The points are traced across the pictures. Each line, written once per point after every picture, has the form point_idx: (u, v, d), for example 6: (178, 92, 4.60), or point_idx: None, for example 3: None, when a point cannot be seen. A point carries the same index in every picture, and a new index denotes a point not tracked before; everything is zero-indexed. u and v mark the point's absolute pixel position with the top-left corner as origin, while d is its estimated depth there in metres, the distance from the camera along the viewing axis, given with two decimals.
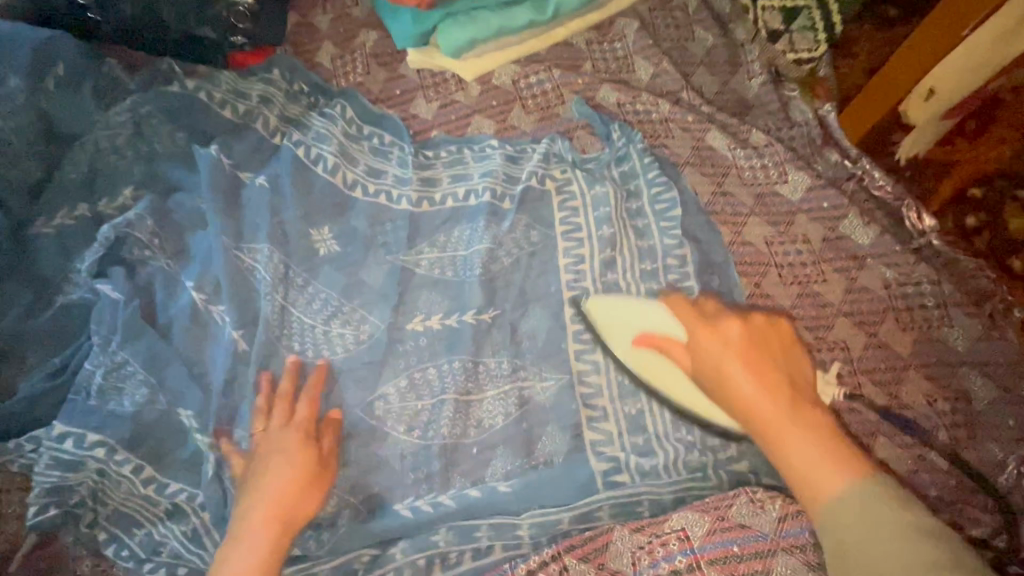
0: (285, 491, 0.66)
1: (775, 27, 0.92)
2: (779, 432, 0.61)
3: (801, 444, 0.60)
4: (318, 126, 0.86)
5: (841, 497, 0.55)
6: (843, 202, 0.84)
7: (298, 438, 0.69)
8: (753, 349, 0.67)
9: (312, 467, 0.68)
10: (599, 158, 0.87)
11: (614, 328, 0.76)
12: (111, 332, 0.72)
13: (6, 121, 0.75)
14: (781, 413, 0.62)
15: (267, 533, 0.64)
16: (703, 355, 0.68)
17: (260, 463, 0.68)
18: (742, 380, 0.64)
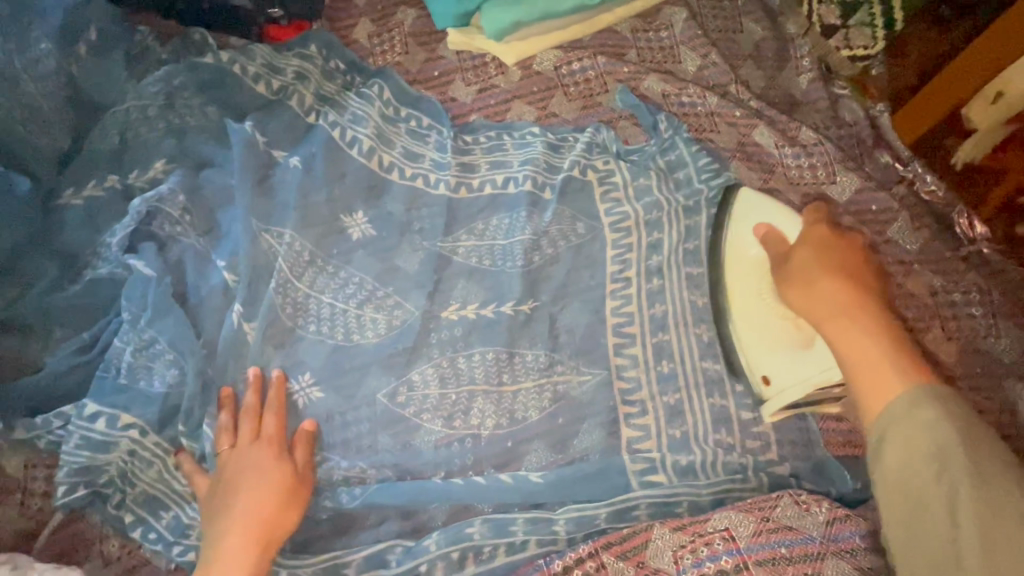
0: (261, 512, 0.62)
1: (831, 22, 0.88)
2: (850, 325, 0.61)
3: (873, 344, 0.58)
4: (355, 106, 0.83)
5: (904, 412, 0.52)
6: (892, 205, 0.82)
7: (269, 453, 0.65)
8: (856, 260, 0.68)
9: (287, 483, 0.64)
10: (643, 150, 0.85)
11: (746, 210, 0.79)
12: (143, 308, 0.70)
13: (33, 84, 0.71)
14: (864, 325, 0.60)
15: (246, 560, 0.60)
16: (801, 251, 0.69)
17: (227, 488, 0.64)
18: (831, 287, 0.64)
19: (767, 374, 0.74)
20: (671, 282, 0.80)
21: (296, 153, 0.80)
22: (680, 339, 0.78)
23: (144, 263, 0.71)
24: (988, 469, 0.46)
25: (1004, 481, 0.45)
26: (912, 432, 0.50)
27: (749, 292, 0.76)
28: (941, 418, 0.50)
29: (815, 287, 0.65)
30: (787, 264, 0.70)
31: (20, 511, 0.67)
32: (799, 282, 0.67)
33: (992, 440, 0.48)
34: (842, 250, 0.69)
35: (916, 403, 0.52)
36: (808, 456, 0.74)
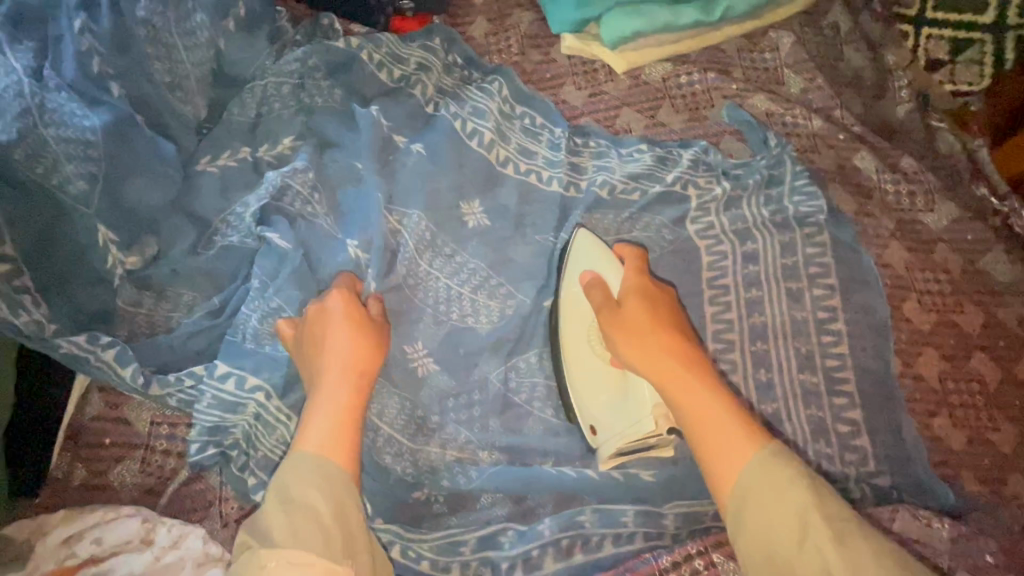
0: (350, 344, 0.64)
1: (937, 57, 0.95)
2: (684, 385, 0.62)
3: (708, 402, 0.60)
4: (476, 99, 0.84)
5: (758, 480, 0.54)
6: (988, 236, 0.86)
7: (348, 301, 0.67)
8: (677, 316, 0.70)
9: (361, 328, 0.65)
10: (749, 164, 0.87)
11: (582, 252, 0.75)
12: (272, 277, 0.71)
13: (187, 53, 0.74)
14: (691, 381, 0.62)
15: (339, 396, 0.61)
16: (629, 304, 0.69)
17: (306, 342, 0.65)
18: (660, 344, 0.65)
19: (594, 424, 0.71)
20: (771, 293, 0.82)
21: (419, 139, 0.80)
22: (779, 349, 0.79)
23: (279, 235, 0.71)
24: (841, 526, 0.50)
25: (855, 536, 0.49)
26: (773, 502, 0.52)
27: (582, 339, 0.73)
28: (789, 477, 0.53)
29: (648, 346, 0.65)
30: (618, 313, 0.69)
31: (141, 467, 0.68)
32: (631, 335, 0.66)
33: (832, 495, 0.53)
34: (669, 307, 0.70)
35: (765, 466, 0.55)
36: (907, 472, 0.74)
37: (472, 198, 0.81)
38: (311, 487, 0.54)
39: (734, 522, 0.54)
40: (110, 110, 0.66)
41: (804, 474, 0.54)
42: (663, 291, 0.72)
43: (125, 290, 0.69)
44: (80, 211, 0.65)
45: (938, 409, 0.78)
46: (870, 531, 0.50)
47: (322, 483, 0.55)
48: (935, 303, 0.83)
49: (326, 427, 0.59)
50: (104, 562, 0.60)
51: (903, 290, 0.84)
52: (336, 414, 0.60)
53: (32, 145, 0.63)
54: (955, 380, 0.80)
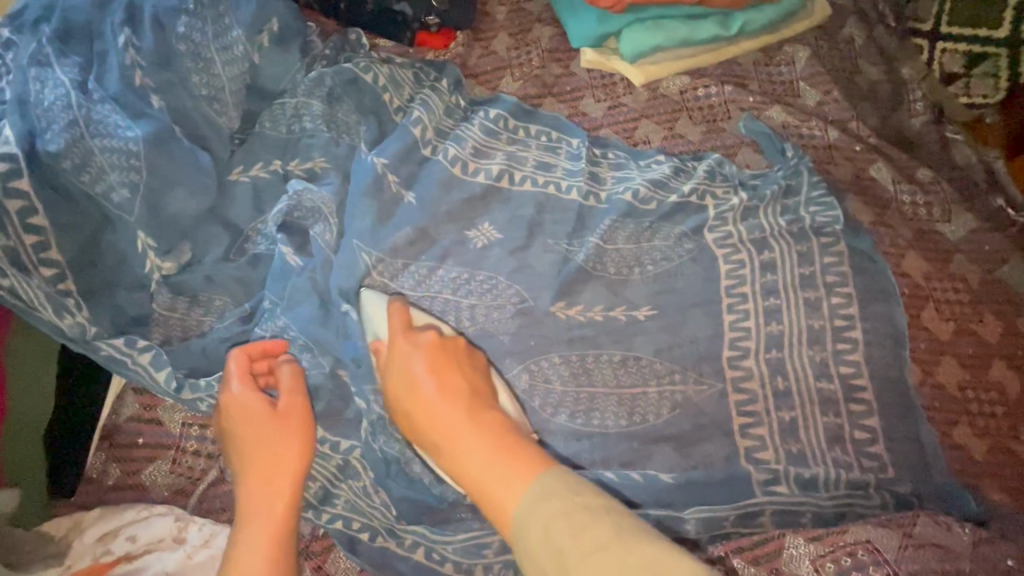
0: (269, 463, 0.62)
1: (952, 70, 0.94)
2: (464, 439, 0.55)
3: (476, 454, 0.53)
4: (474, 137, 0.87)
5: (528, 518, 0.47)
6: (1005, 246, 0.86)
7: (259, 413, 0.64)
8: (453, 356, 0.63)
9: (283, 426, 0.64)
10: (766, 176, 0.89)
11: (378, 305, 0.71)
12: (280, 298, 0.74)
13: (223, 67, 0.77)
14: (458, 430, 0.56)
15: (266, 510, 0.60)
16: (403, 351, 0.63)
17: (229, 449, 0.64)
18: (428, 399, 0.59)
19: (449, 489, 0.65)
20: (789, 302, 0.83)
21: (412, 190, 0.83)
22: (794, 357, 0.80)
23: (293, 255, 0.75)
24: (600, 553, 0.43)
25: (611, 559, 0.43)
26: (540, 544, 0.45)
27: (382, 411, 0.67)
28: (560, 510, 0.46)
29: (419, 393, 0.59)
30: (390, 375, 0.63)
31: (171, 468, 0.69)
32: (406, 399, 0.60)
33: (596, 515, 0.45)
34: (453, 349, 0.64)
35: (533, 504, 0.48)
36: (929, 479, 0.74)
37: (477, 230, 0.84)
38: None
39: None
40: (152, 122, 0.69)
41: (571, 500, 0.47)
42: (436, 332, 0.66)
43: (161, 295, 0.72)
44: (122, 220, 0.69)
45: (958, 417, 0.79)
46: (636, 541, 0.43)
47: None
48: (954, 313, 0.84)
49: (254, 542, 0.58)
50: (137, 560, 0.62)
51: (920, 299, 0.84)
52: (262, 531, 0.59)
53: (79, 156, 0.66)
54: (974, 390, 0.80)
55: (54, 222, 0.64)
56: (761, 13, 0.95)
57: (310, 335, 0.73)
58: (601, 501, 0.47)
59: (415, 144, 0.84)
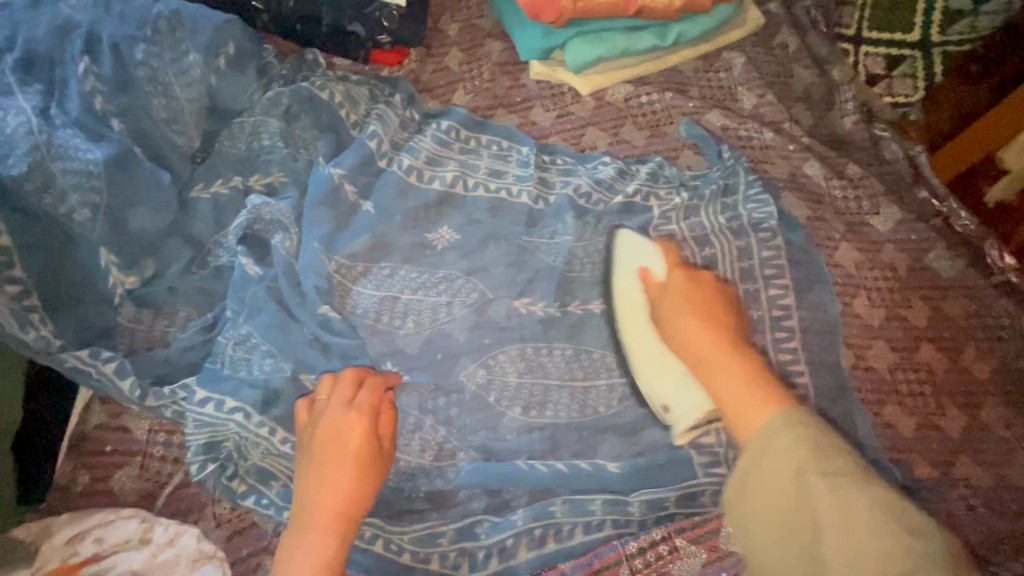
0: (346, 484, 0.67)
1: (875, 71, 0.99)
2: (721, 363, 0.68)
3: (736, 379, 0.65)
4: (429, 147, 0.92)
5: (768, 435, 0.56)
6: (930, 236, 0.91)
7: (361, 434, 0.69)
8: (719, 306, 0.77)
9: (368, 464, 0.69)
10: (706, 176, 0.94)
11: (624, 248, 0.86)
12: (241, 307, 0.77)
13: (182, 90, 0.81)
14: (717, 351, 0.69)
15: (329, 536, 0.65)
16: (671, 301, 0.78)
17: (312, 460, 0.69)
18: (690, 327, 0.73)
19: (665, 403, 0.79)
20: (730, 294, 0.87)
21: (370, 199, 0.87)
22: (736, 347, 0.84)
23: (253, 265, 0.79)
24: (839, 482, 0.50)
25: (851, 484, 0.49)
26: (777, 461, 0.53)
27: (641, 329, 0.82)
28: (794, 438, 0.54)
29: (683, 323, 0.74)
30: (661, 303, 0.78)
31: (140, 473, 0.73)
32: (675, 318, 0.75)
33: (839, 453, 0.52)
34: (719, 306, 0.77)
35: (776, 429, 0.55)
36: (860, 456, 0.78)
37: (434, 233, 0.88)
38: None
39: (739, 475, 0.56)
40: (112, 145, 0.74)
41: (807, 434, 0.54)
42: (702, 279, 0.80)
43: (126, 308, 0.76)
44: (86, 237, 0.72)
45: (888, 397, 0.84)
46: (869, 481, 0.50)
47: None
48: (884, 299, 0.89)
49: (310, 560, 0.63)
50: (105, 560, 0.65)
51: (852, 287, 0.90)
52: (321, 554, 0.64)
53: (41, 179, 0.70)
54: (903, 371, 0.85)
55: (19, 243, 0.69)
56: (696, 23, 0.99)
57: (270, 341, 0.76)
58: (853, 452, 0.53)
59: (371, 156, 0.88)
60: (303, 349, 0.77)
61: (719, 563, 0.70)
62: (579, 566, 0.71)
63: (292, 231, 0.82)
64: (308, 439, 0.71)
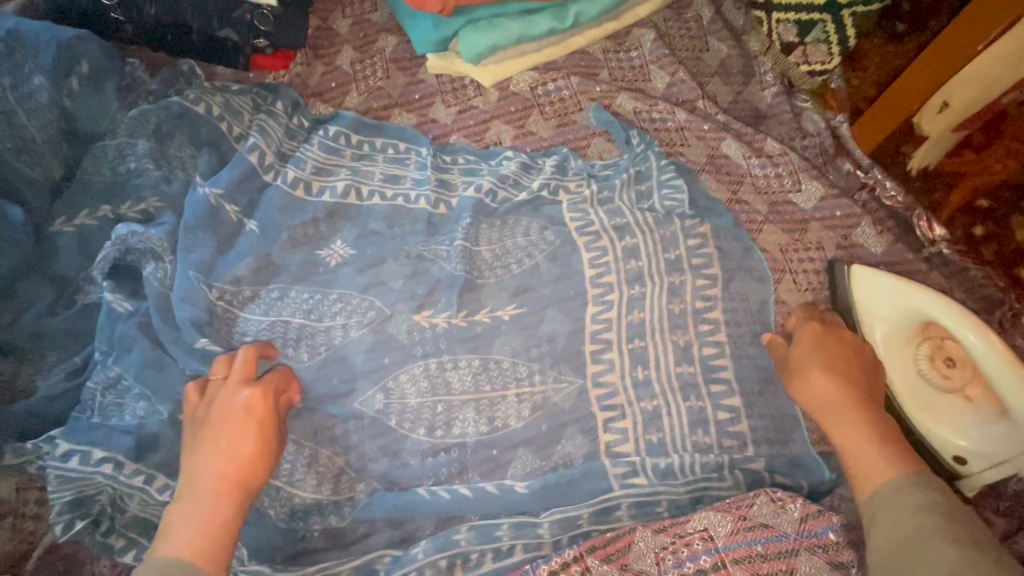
0: (240, 449, 0.61)
1: (789, 40, 0.92)
2: (841, 421, 0.65)
3: (867, 434, 0.63)
4: (318, 156, 0.86)
5: (892, 493, 0.57)
6: (855, 211, 0.86)
7: (260, 402, 0.63)
8: (857, 368, 0.70)
9: (268, 431, 0.63)
10: (617, 164, 0.89)
11: (866, 292, 0.77)
12: (111, 346, 0.72)
13: (28, 116, 0.75)
14: (844, 405, 0.66)
15: (217, 502, 0.58)
16: (803, 352, 0.71)
17: (205, 427, 0.62)
18: (821, 381, 0.68)
19: (960, 455, 0.72)
20: (653, 289, 0.79)
21: (254, 217, 0.81)
22: (657, 345, 0.77)
23: (121, 300, 0.73)
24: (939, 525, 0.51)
25: (962, 539, 0.50)
26: (899, 517, 0.54)
27: (905, 374, 0.75)
28: (917, 507, 0.54)
29: (826, 394, 0.67)
30: (791, 350, 0.73)
31: (10, 534, 0.68)
32: (806, 367, 0.69)
33: (921, 511, 0.53)
34: (839, 347, 0.71)
35: (898, 491, 0.56)
36: (782, 453, 0.74)
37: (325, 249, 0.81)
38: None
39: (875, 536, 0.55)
40: None
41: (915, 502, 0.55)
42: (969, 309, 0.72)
43: None
44: None
45: None
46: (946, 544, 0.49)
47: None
48: (810, 282, 0.84)
49: (198, 525, 0.56)
50: None
51: (776, 271, 0.84)
52: (213, 517, 0.57)
53: None
54: None
55: None
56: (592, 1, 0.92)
57: (142, 383, 0.70)
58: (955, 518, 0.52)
59: (254, 171, 0.82)
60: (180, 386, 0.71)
61: None
62: None
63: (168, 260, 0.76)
64: (204, 408, 0.64)
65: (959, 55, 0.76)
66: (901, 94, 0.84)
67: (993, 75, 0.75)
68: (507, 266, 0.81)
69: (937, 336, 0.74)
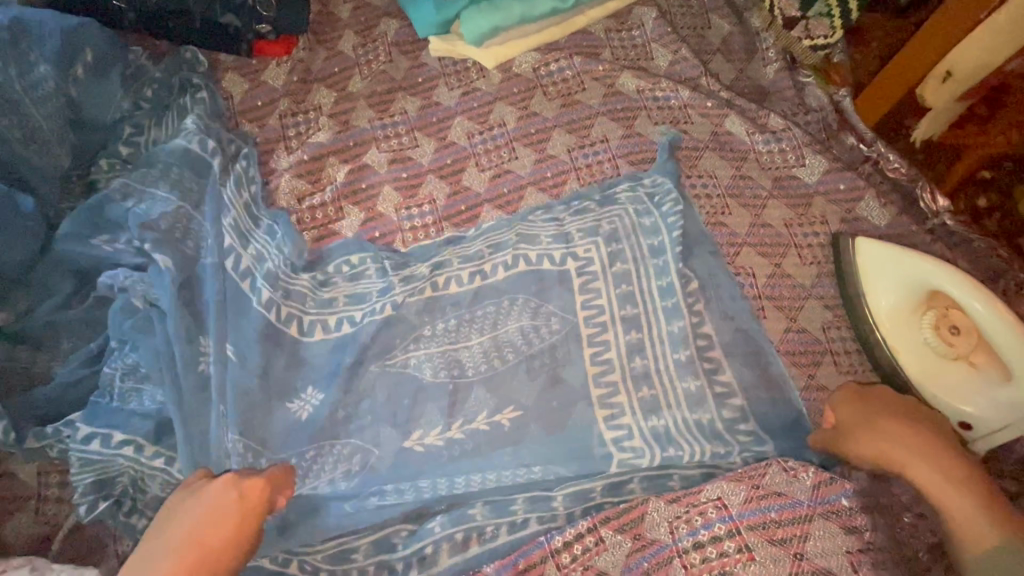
0: (210, 559, 0.55)
1: (790, 15, 0.93)
2: (921, 475, 0.65)
3: (957, 491, 0.63)
4: (274, 250, 0.80)
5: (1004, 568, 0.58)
6: (859, 183, 0.86)
7: (251, 502, 0.59)
8: (918, 416, 0.70)
9: (247, 543, 0.58)
10: (619, 145, 0.90)
11: (871, 264, 0.79)
12: (123, 337, 0.72)
13: (35, 105, 0.75)
14: (923, 463, 0.66)
15: None
16: (852, 414, 0.70)
17: (179, 517, 0.57)
18: (890, 442, 0.67)
19: (964, 421, 0.73)
20: (644, 272, 0.81)
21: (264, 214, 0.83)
22: (654, 325, 0.79)
23: (138, 298, 0.74)
24: None
25: None
26: None
27: (909, 341, 0.76)
28: None
29: (899, 454, 0.67)
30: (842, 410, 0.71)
31: (35, 518, 0.69)
32: (870, 431, 0.68)
33: None
34: (883, 398, 0.72)
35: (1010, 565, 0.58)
36: (792, 425, 0.75)
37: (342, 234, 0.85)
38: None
39: None
40: None
41: None
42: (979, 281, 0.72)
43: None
44: None
45: (821, 357, 0.80)
46: None
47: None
48: (815, 256, 0.85)
49: None
50: None
51: (782, 247, 0.85)
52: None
53: None
54: (829, 330, 0.82)
55: None
56: None
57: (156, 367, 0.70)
58: None
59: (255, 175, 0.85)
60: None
61: (643, 552, 0.65)
62: (504, 567, 0.65)
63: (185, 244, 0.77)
64: (187, 492, 0.60)
65: (962, 22, 0.77)
66: (905, 66, 0.84)
67: (994, 43, 0.75)
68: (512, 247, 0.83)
69: (940, 305, 0.75)
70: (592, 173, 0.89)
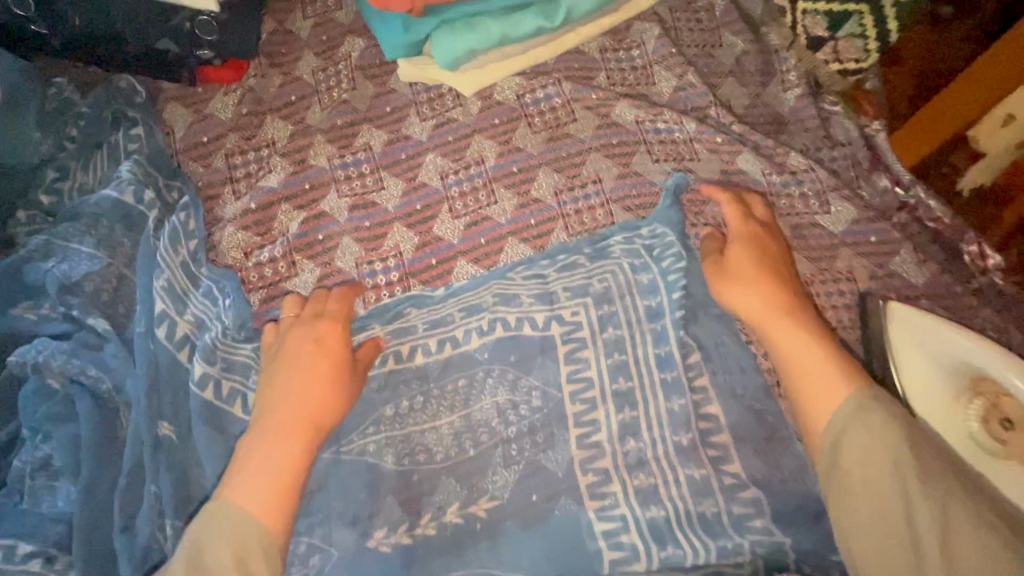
0: (316, 382, 0.62)
1: (818, 34, 0.82)
2: (775, 329, 0.62)
3: (808, 353, 0.59)
4: (218, 313, 0.71)
5: (857, 444, 0.53)
6: (892, 235, 0.74)
7: (336, 332, 0.66)
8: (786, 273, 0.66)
9: (346, 370, 0.64)
10: (613, 186, 0.78)
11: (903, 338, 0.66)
12: (34, 424, 0.62)
13: None
14: (775, 314, 0.63)
15: (294, 442, 0.59)
16: (738, 257, 0.67)
17: (274, 370, 0.64)
18: (751, 298, 0.64)
19: None
20: (641, 339, 0.70)
21: (205, 269, 0.72)
22: (651, 404, 0.67)
23: (54, 376, 0.63)
24: (926, 507, 0.49)
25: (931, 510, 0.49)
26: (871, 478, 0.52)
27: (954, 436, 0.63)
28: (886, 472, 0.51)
29: (756, 309, 0.63)
30: (723, 265, 0.67)
31: None
32: (735, 283, 0.65)
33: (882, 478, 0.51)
34: (775, 246, 0.68)
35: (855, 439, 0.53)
36: (816, 530, 0.63)
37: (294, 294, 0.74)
38: (224, 547, 0.51)
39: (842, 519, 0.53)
40: None
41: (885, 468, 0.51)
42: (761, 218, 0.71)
43: None
44: None
45: None
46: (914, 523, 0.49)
47: (239, 543, 0.52)
48: (840, 320, 0.73)
49: (272, 464, 0.57)
50: None
51: None
52: (282, 465, 0.57)
53: None
54: None
55: None
56: None
57: (70, 463, 0.61)
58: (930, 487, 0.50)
59: (199, 223, 0.74)
60: (118, 460, 0.63)
61: None
62: None
63: (114, 310, 0.68)
64: (274, 353, 0.65)
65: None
66: (961, 99, 0.75)
67: None
68: (488, 309, 0.72)
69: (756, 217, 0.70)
70: (582, 221, 0.77)
